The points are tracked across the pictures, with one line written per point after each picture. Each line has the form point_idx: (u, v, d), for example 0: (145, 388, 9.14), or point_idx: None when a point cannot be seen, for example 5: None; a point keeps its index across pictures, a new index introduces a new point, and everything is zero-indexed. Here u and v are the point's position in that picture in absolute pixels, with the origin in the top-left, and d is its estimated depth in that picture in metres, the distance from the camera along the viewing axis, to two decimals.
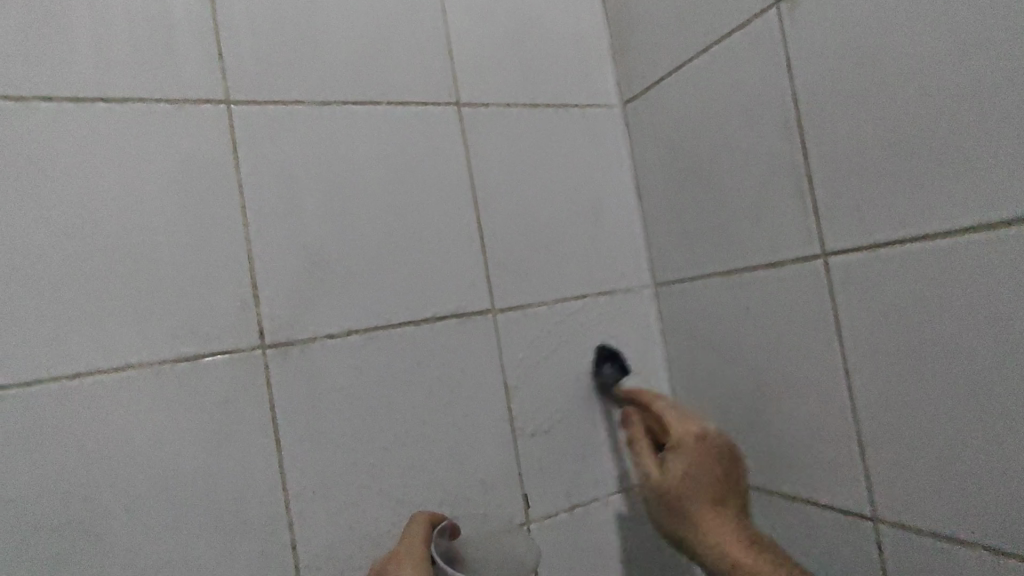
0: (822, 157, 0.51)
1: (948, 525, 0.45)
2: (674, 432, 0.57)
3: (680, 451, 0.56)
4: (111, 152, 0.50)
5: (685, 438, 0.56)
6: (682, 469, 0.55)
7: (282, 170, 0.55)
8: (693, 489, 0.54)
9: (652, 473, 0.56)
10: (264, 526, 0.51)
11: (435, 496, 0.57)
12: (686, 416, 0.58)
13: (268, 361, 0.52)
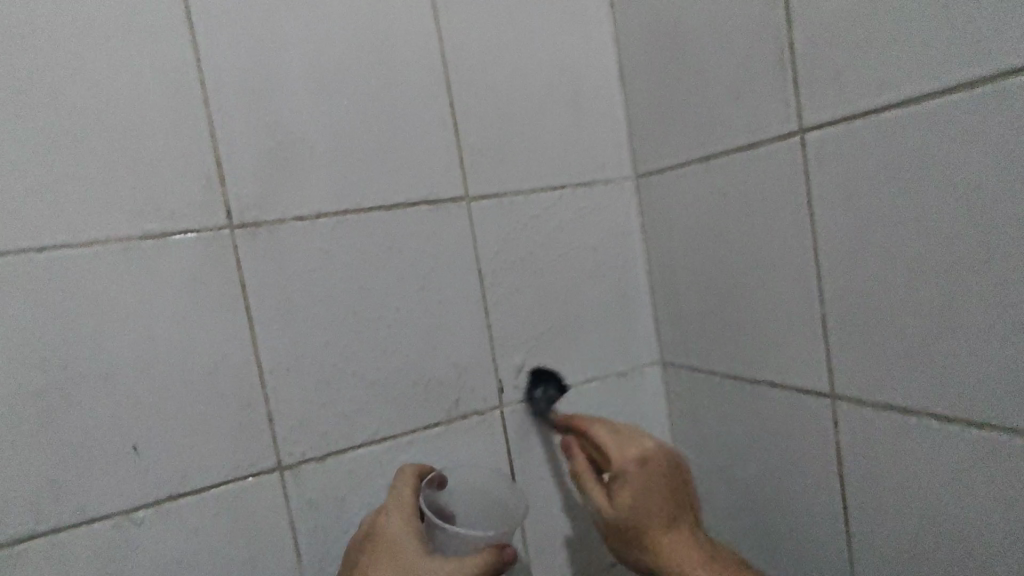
0: (808, 24, 0.48)
1: (898, 398, 0.47)
2: (613, 459, 0.54)
3: (623, 478, 0.53)
4: (64, 20, 0.48)
5: (626, 471, 0.53)
6: (632, 503, 0.52)
7: (226, 41, 0.52)
8: (650, 520, 0.52)
9: (603, 505, 0.54)
10: (241, 398, 0.53)
11: (406, 378, 0.59)
12: (625, 441, 0.55)
13: (234, 244, 0.52)
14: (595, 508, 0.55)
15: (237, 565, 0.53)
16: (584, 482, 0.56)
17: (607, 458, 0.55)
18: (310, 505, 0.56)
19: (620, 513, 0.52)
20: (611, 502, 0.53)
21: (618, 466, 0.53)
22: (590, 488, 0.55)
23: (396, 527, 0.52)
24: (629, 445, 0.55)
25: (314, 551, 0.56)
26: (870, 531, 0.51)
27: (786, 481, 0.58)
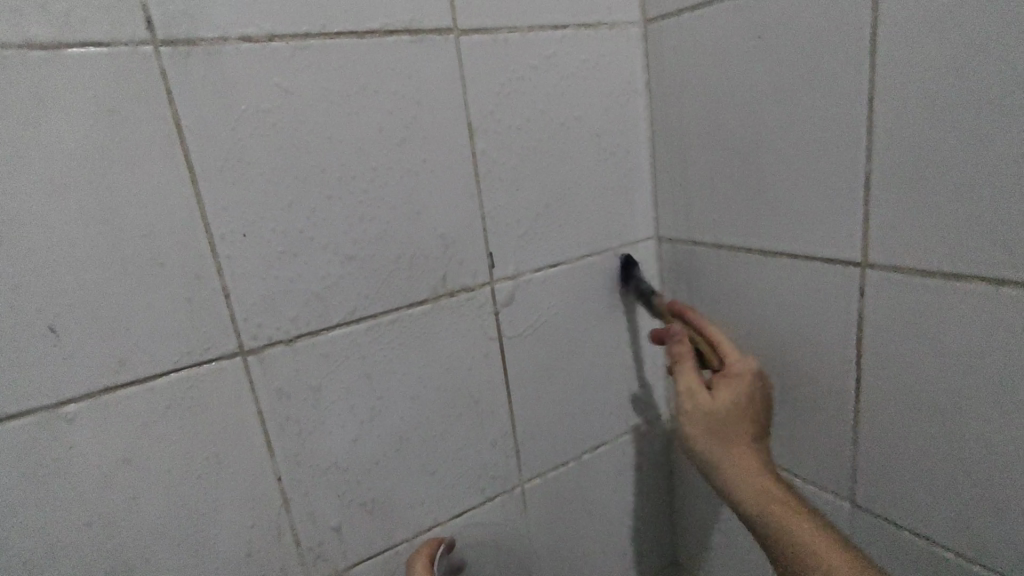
0: None
1: (939, 264, 0.43)
2: (734, 365, 0.57)
3: (732, 380, 0.56)
4: None
5: (741, 376, 0.56)
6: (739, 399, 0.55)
7: None
8: (735, 429, 0.54)
9: (700, 392, 0.55)
10: (190, 269, 0.43)
11: (386, 249, 0.51)
12: (735, 381, 0.56)
13: (161, 63, 0.40)
14: (684, 392, 0.56)
15: (199, 462, 0.46)
16: (680, 366, 0.58)
17: (721, 355, 0.58)
18: (282, 392, 0.48)
19: (719, 406, 0.54)
20: (712, 396, 0.55)
21: (737, 371, 0.56)
22: (682, 372, 0.57)
23: None
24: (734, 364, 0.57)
25: (289, 442, 0.49)
26: (882, 402, 0.50)
27: (792, 354, 0.56)
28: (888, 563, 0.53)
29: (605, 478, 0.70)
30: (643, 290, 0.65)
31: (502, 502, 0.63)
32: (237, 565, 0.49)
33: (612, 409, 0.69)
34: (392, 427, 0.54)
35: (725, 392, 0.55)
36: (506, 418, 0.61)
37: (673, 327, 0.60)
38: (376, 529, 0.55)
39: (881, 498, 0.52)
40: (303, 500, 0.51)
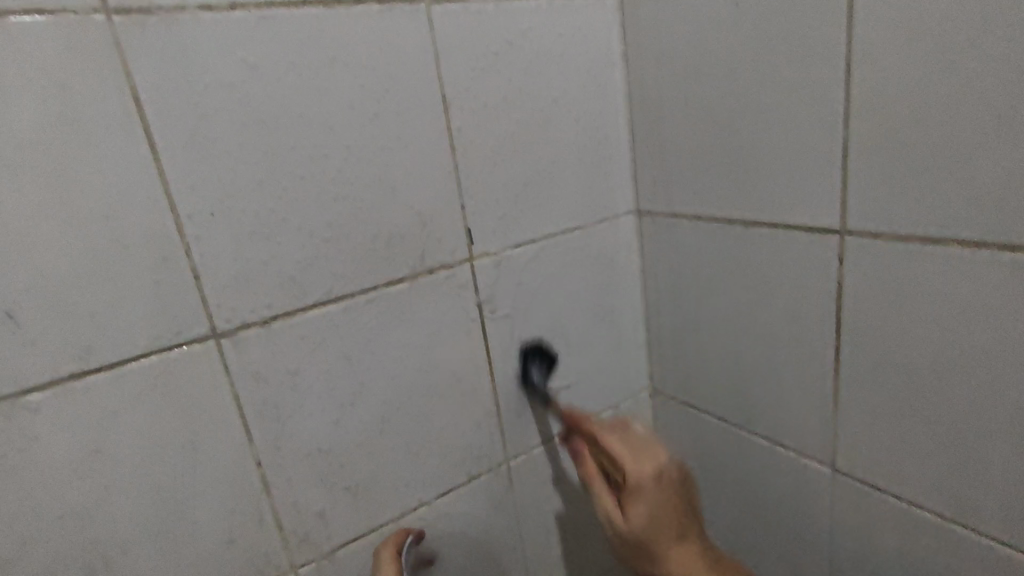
0: None
1: (916, 229, 0.44)
2: (628, 471, 0.51)
3: (637, 493, 0.51)
4: None
5: (641, 484, 0.51)
6: (642, 530, 0.51)
7: None
8: (661, 534, 0.51)
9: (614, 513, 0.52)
10: (155, 250, 0.42)
11: (360, 227, 0.50)
12: (636, 450, 0.53)
13: (114, 33, 0.38)
14: (593, 465, 0.56)
15: (174, 450, 0.45)
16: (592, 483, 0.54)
17: (618, 462, 0.53)
18: (258, 376, 0.47)
19: (631, 531, 0.51)
20: (624, 522, 0.51)
21: (633, 478, 0.51)
22: (596, 494, 0.54)
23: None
24: (629, 461, 0.52)
25: (267, 427, 0.48)
26: (861, 368, 0.50)
27: (772, 324, 0.56)
28: (867, 525, 0.54)
29: (589, 453, 0.70)
30: (536, 385, 0.62)
31: (487, 481, 0.62)
32: (217, 553, 0.48)
33: (594, 385, 0.69)
34: (374, 409, 0.54)
35: (637, 512, 0.51)
36: (489, 396, 0.61)
37: (576, 442, 0.57)
38: (360, 512, 0.55)
39: (860, 462, 0.53)
40: (284, 485, 0.50)
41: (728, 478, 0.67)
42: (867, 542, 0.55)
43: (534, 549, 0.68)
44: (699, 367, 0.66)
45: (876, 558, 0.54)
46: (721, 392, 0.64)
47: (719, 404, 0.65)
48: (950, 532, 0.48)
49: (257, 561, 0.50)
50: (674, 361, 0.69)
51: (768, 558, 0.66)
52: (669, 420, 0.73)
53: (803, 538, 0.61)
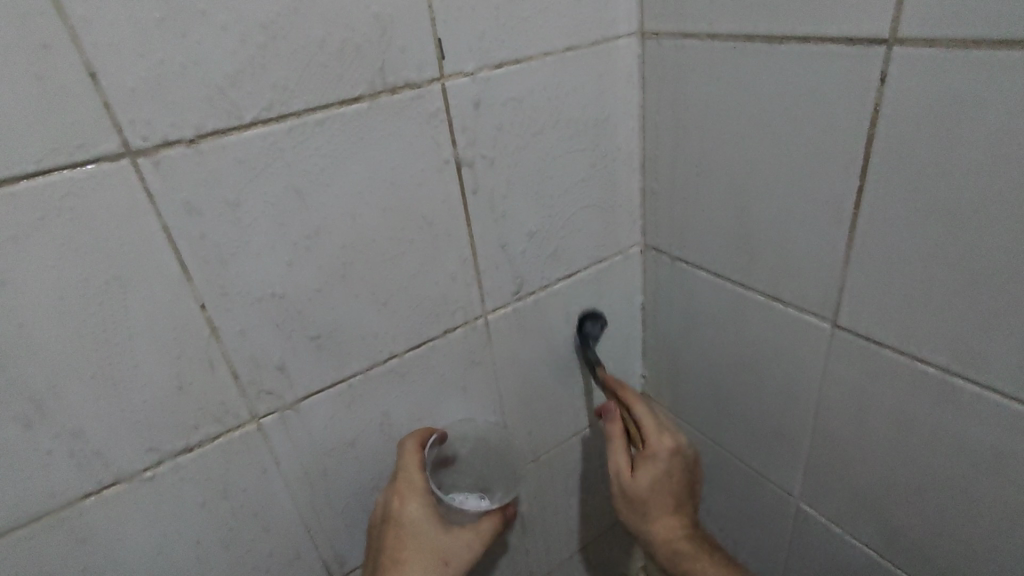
0: None
1: (985, 30, 0.35)
2: (651, 444, 0.58)
3: (649, 463, 0.58)
4: None
5: (658, 455, 0.58)
6: (646, 490, 0.58)
7: None
8: (653, 500, 0.58)
9: (625, 473, 0.59)
10: (32, 34, 0.33)
11: (305, 25, 0.41)
12: (648, 461, 0.58)
13: None
14: (612, 470, 0.60)
15: (99, 286, 0.39)
16: (613, 442, 0.60)
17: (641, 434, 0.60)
18: (192, 206, 0.41)
19: (637, 490, 0.58)
20: (635, 479, 0.58)
21: (652, 449, 0.58)
22: (613, 448, 0.60)
23: (415, 505, 0.55)
24: (665, 437, 0.58)
25: (211, 266, 0.43)
26: (884, 212, 0.44)
27: (787, 166, 0.50)
28: (862, 380, 0.51)
29: (575, 311, 0.66)
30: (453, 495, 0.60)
31: (464, 335, 0.58)
32: (166, 401, 0.44)
33: (582, 238, 0.63)
34: (333, 251, 0.48)
35: (644, 479, 0.58)
36: (466, 245, 0.55)
37: (609, 405, 0.61)
38: (325, 362, 0.51)
39: (865, 317, 0.49)
40: (237, 330, 0.46)
41: (719, 336, 0.64)
42: (858, 398, 0.52)
43: (513, 405, 0.66)
44: (698, 218, 0.60)
45: (867, 414, 0.52)
46: (720, 245, 0.59)
47: (716, 258, 0.60)
48: (953, 386, 0.45)
49: (213, 409, 0.47)
50: (671, 213, 0.63)
51: (750, 415, 0.65)
52: (660, 277, 0.68)
53: (791, 395, 0.59)
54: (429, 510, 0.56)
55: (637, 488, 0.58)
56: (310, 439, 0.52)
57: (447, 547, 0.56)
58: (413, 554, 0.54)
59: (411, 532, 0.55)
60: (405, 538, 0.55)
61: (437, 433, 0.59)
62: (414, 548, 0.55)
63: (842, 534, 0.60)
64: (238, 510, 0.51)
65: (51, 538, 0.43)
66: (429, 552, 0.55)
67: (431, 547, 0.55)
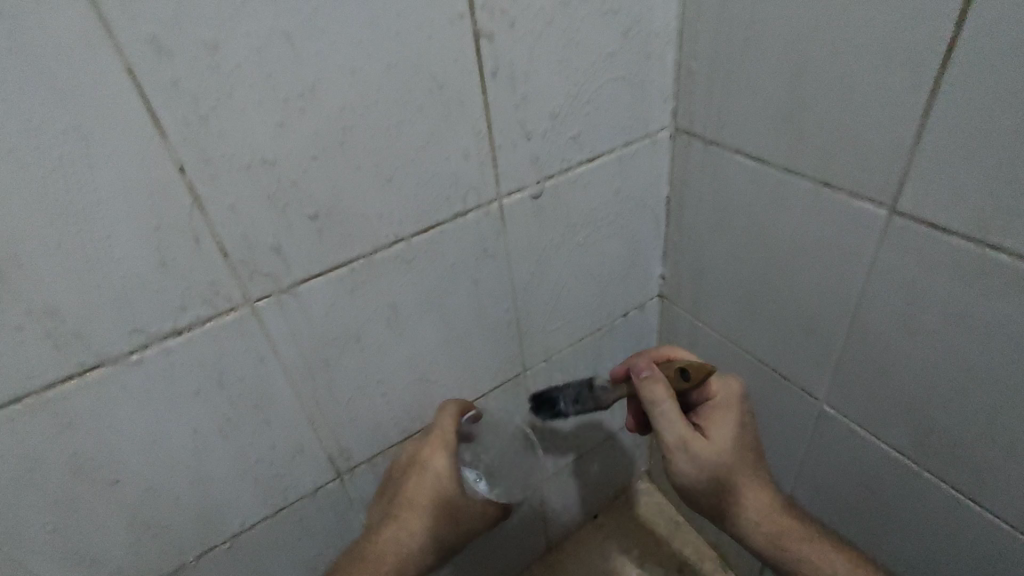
0: None
1: None
2: (718, 399, 0.59)
3: (721, 422, 0.57)
4: None
5: (727, 412, 0.58)
6: (730, 453, 0.56)
7: None
8: (738, 467, 0.56)
9: (698, 439, 0.55)
10: None
11: None
12: (722, 416, 0.58)
13: None
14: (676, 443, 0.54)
15: (57, 135, 0.34)
16: (665, 410, 0.54)
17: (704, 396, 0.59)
18: (159, 43, 0.34)
19: (721, 454, 0.55)
20: (710, 445, 0.55)
21: (724, 403, 0.58)
22: (669, 421, 0.54)
23: (443, 461, 0.58)
24: (732, 383, 0.59)
25: (189, 121, 0.37)
26: (976, 72, 0.38)
27: (859, 21, 0.42)
28: (917, 275, 0.47)
29: (596, 201, 0.61)
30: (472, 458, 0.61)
31: (477, 221, 0.53)
32: (149, 278, 0.40)
33: (608, 116, 0.56)
34: (331, 114, 0.42)
35: (724, 435, 0.56)
36: (480, 115, 0.48)
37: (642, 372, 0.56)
38: (325, 243, 0.46)
39: (931, 200, 0.43)
40: (224, 200, 0.40)
41: (753, 230, 0.59)
42: (910, 295, 0.48)
43: (527, 301, 0.62)
44: (742, 94, 0.53)
45: (918, 312, 0.48)
46: (766, 125, 0.53)
47: (760, 140, 0.54)
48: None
49: (202, 289, 0.42)
50: (710, 90, 0.56)
51: (780, 316, 0.61)
52: (691, 166, 0.62)
53: (830, 293, 0.54)
54: (451, 468, 0.58)
55: (722, 454, 0.55)
56: (311, 327, 0.49)
57: (459, 510, 0.59)
58: (427, 508, 0.57)
59: (431, 486, 0.57)
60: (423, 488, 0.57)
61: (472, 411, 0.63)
62: (431, 502, 0.57)
63: (868, 437, 0.58)
64: (236, 400, 0.48)
65: (34, 423, 0.40)
66: (441, 510, 0.57)
67: (444, 506, 0.57)
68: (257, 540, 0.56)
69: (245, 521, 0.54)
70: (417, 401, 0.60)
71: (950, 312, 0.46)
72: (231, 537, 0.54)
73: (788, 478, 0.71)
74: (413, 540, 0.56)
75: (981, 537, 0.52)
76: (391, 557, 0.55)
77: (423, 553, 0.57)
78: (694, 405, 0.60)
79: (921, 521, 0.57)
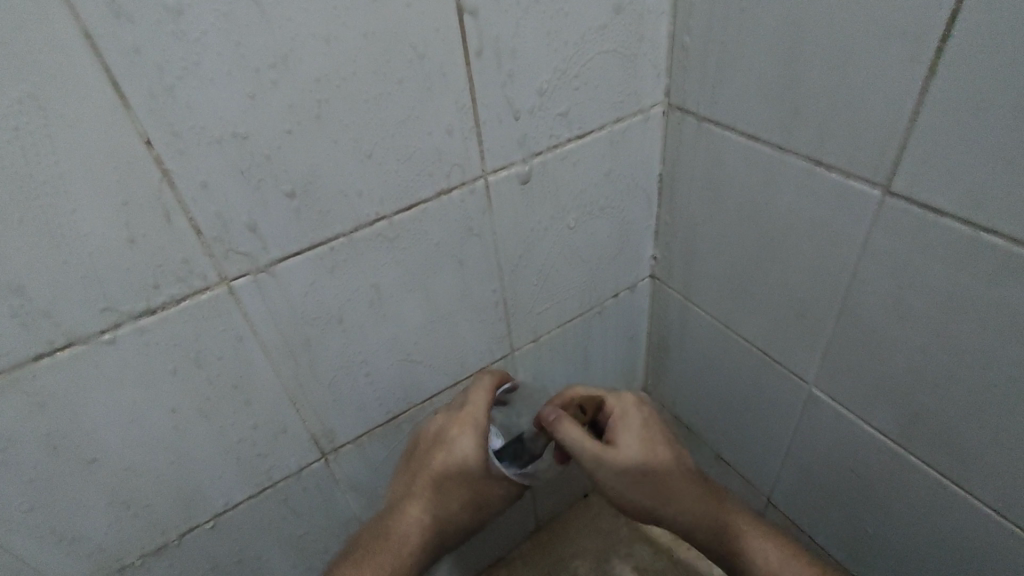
0: None
1: None
2: (608, 410, 0.59)
3: (625, 427, 0.57)
4: None
5: (624, 416, 0.58)
6: (641, 457, 0.56)
7: None
8: (662, 473, 0.56)
9: (605, 451, 0.55)
10: None
11: None
12: (626, 429, 0.57)
13: None
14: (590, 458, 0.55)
15: (13, 104, 0.32)
16: (578, 433, 0.56)
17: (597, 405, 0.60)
18: (119, 8, 0.32)
19: (631, 464, 0.55)
20: (618, 454, 0.55)
21: (617, 412, 0.58)
22: (582, 439, 0.55)
23: (469, 442, 0.56)
24: (622, 394, 0.60)
25: (153, 92, 0.35)
26: (976, 46, 0.36)
27: None
28: (910, 258, 0.46)
29: (586, 180, 0.59)
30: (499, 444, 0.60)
31: (461, 199, 0.52)
32: (118, 255, 0.39)
33: (598, 91, 0.55)
34: (306, 86, 0.40)
35: (632, 446, 0.56)
36: (464, 89, 0.47)
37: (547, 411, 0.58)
38: (302, 220, 0.45)
39: (926, 181, 0.42)
40: (194, 175, 0.39)
41: (745, 210, 0.57)
42: (902, 278, 0.47)
43: (514, 282, 0.61)
44: (736, 69, 0.52)
45: (909, 295, 0.47)
46: (759, 102, 0.51)
47: (753, 118, 0.52)
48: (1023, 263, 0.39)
49: (174, 267, 0.41)
50: (704, 65, 0.54)
51: (771, 298, 0.60)
52: (683, 144, 0.61)
53: (821, 275, 0.53)
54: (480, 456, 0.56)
55: (635, 464, 0.55)
56: (290, 308, 0.48)
57: (484, 489, 0.58)
58: (449, 488, 0.57)
59: (459, 473, 0.57)
60: (448, 468, 0.57)
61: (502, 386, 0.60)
62: (457, 482, 0.57)
63: (856, 420, 0.58)
64: (215, 380, 0.47)
65: (5, 403, 0.39)
66: (468, 493, 0.58)
67: (472, 490, 0.57)
68: (240, 521, 0.56)
69: (227, 502, 0.54)
70: (401, 382, 0.59)
71: (941, 295, 0.45)
72: (213, 517, 0.54)
73: (775, 461, 0.71)
74: (437, 520, 0.57)
75: (966, 522, 0.52)
76: (415, 538, 0.56)
77: (443, 526, 0.58)
78: (592, 416, 0.61)
79: (906, 504, 0.57)
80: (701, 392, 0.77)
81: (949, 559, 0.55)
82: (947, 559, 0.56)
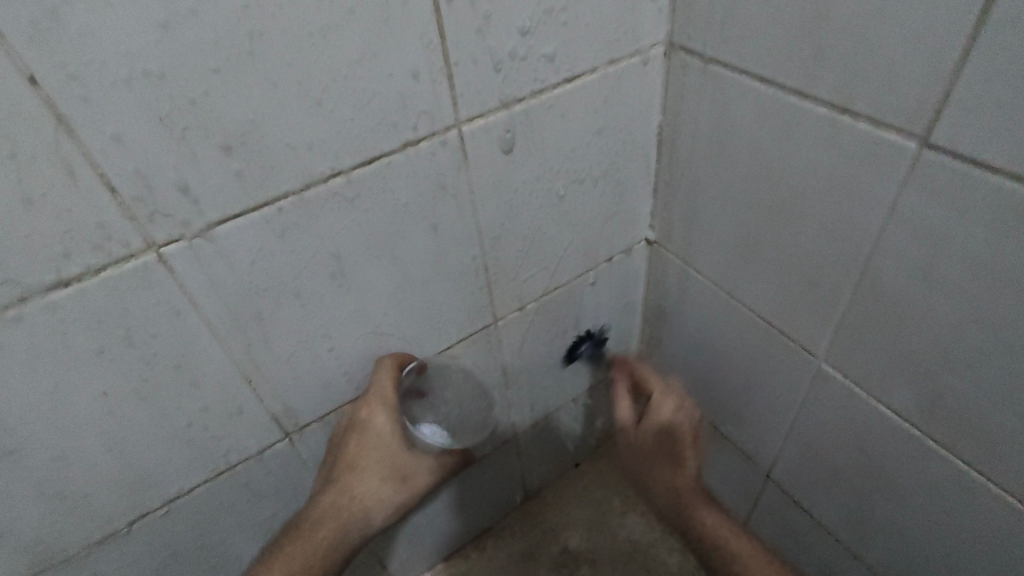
0: None
1: None
2: None
3: None
4: None
5: None
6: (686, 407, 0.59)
7: None
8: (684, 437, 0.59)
9: None
10: None
11: None
12: None
13: None
14: None
15: None
16: None
17: None
18: None
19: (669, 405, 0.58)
20: None
21: None
22: None
23: (383, 422, 0.55)
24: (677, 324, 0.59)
25: (33, 17, 0.29)
26: None
27: None
28: (943, 221, 0.40)
29: (577, 130, 0.53)
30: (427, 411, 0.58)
31: (431, 152, 0.45)
32: (14, 219, 0.33)
33: (591, 26, 0.47)
34: (232, 13, 0.33)
35: None
36: (431, 20, 0.40)
37: None
38: (241, 176, 0.38)
39: (973, 131, 0.36)
40: (100, 122, 0.32)
41: (755, 164, 0.51)
42: (931, 243, 0.41)
43: (495, 245, 0.55)
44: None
45: (938, 263, 0.41)
46: (777, 38, 0.44)
47: (769, 57, 0.45)
48: None
49: (87, 232, 0.35)
50: None
51: (779, 263, 0.54)
52: (687, 90, 0.54)
53: (839, 240, 0.47)
54: (394, 429, 0.55)
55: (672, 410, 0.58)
56: (235, 277, 0.42)
57: (401, 465, 0.57)
58: (368, 471, 0.55)
59: (374, 445, 0.55)
60: (362, 448, 0.55)
61: (414, 362, 0.56)
62: (371, 459, 0.55)
63: (868, 396, 0.53)
64: (153, 359, 0.42)
65: None
66: (386, 469, 0.56)
67: (390, 461, 0.56)
68: (197, 505, 0.52)
69: (181, 487, 0.49)
70: (371, 356, 0.54)
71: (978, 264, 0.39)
72: (165, 503, 0.49)
73: (775, 435, 0.67)
74: (356, 500, 0.55)
75: (981, 507, 0.48)
76: (328, 523, 0.52)
77: (369, 510, 0.56)
78: None
79: (916, 486, 0.53)
80: (698, 362, 0.72)
81: (961, 547, 0.51)
82: (958, 546, 0.52)
